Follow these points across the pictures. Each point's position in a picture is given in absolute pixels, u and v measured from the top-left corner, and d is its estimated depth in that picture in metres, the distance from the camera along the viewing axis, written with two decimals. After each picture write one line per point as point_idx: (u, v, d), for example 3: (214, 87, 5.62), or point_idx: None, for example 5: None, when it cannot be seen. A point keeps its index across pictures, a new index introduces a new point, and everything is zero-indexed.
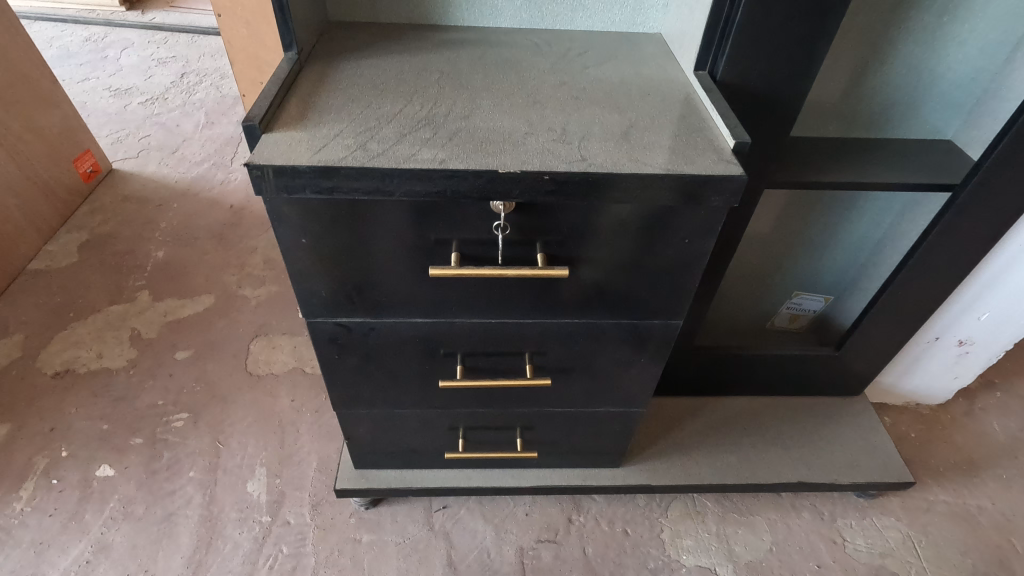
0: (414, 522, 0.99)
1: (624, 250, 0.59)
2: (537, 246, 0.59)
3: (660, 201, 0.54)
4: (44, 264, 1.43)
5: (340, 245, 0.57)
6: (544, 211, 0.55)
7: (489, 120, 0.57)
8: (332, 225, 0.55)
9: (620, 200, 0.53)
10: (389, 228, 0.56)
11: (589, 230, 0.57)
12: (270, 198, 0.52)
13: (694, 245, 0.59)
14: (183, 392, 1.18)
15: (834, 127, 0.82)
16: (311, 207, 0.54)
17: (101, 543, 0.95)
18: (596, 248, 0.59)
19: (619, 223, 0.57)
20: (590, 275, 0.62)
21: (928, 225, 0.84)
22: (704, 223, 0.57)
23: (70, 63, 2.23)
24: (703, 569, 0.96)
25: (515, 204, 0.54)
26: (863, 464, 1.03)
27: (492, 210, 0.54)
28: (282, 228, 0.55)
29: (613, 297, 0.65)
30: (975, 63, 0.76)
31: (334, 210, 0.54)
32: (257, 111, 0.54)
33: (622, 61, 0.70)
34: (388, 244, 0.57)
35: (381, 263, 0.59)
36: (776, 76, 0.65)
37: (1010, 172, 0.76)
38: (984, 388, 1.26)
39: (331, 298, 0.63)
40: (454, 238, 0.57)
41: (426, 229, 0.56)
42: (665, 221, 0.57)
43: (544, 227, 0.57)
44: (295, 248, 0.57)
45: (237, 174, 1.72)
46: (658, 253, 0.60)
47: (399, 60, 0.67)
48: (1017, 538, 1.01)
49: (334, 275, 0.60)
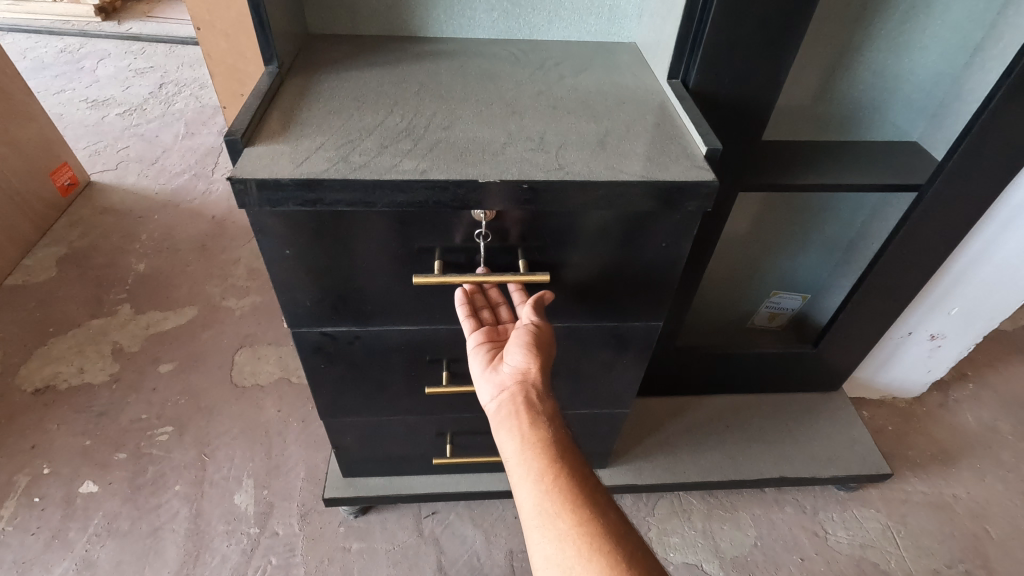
0: (403, 529, 1.00)
1: (604, 255, 0.61)
2: (518, 253, 0.60)
3: (637, 207, 0.56)
4: (21, 279, 1.41)
5: (324, 256, 0.58)
6: (524, 219, 0.56)
7: (468, 131, 0.59)
8: (315, 236, 0.56)
9: (598, 205, 0.55)
10: (372, 238, 0.57)
11: (569, 236, 0.59)
12: (254, 211, 0.53)
13: (670, 248, 0.61)
14: (168, 406, 1.17)
15: (804, 130, 0.85)
16: (294, 219, 0.54)
17: (86, 560, 0.94)
18: (577, 254, 0.60)
19: (598, 229, 0.58)
20: (572, 280, 0.64)
21: (896, 224, 0.87)
22: (681, 226, 0.58)
23: (45, 74, 2.20)
24: (690, 566, 0.98)
25: (496, 212, 0.55)
26: (842, 458, 1.05)
27: (473, 218, 0.55)
28: (266, 240, 0.56)
29: (595, 301, 0.66)
30: (935, 69, 0.79)
31: (318, 221, 0.55)
32: (239, 125, 0.54)
33: (598, 70, 0.72)
34: (371, 253, 0.58)
35: (365, 271, 0.60)
36: (746, 84, 0.68)
37: (972, 171, 0.79)
38: (957, 380, 1.30)
39: (316, 308, 0.64)
40: (437, 246, 0.58)
41: (409, 238, 0.57)
42: (642, 226, 0.58)
43: (525, 233, 0.58)
44: (279, 259, 0.58)
45: (219, 184, 1.71)
46: (637, 256, 0.61)
47: (379, 72, 0.68)
48: (991, 525, 1.05)
49: (319, 285, 0.61)
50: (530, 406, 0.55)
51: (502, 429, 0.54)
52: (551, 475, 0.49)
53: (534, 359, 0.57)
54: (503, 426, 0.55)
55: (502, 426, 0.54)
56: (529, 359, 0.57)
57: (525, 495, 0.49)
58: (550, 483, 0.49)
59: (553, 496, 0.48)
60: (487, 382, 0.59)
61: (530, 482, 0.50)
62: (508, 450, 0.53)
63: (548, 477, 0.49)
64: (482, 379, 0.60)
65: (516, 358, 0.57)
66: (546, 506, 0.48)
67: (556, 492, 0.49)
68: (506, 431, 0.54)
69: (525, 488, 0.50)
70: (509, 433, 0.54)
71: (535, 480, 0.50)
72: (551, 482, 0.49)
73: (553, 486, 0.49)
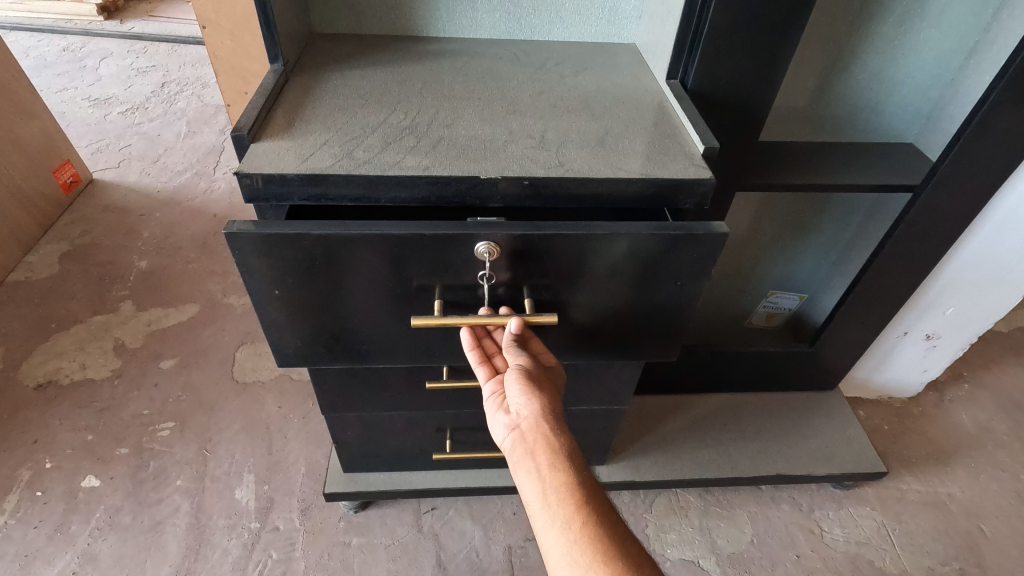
0: (403, 524, 1.01)
1: (615, 296, 0.60)
2: (525, 290, 0.59)
3: (649, 247, 0.55)
4: (23, 275, 1.42)
5: (317, 296, 0.57)
6: (532, 258, 0.55)
7: (470, 129, 0.60)
8: (306, 276, 0.55)
9: (608, 238, 0.53)
10: (365, 275, 0.55)
11: (582, 274, 0.57)
12: (242, 253, 0.52)
13: (686, 288, 0.59)
14: (169, 402, 1.18)
15: (801, 131, 0.86)
16: (285, 259, 0.53)
17: (88, 554, 0.95)
18: (586, 293, 0.59)
19: (612, 270, 0.57)
20: (580, 319, 0.63)
21: (891, 226, 0.88)
22: (696, 268, 0.57)
23: (47, 73, 2.21)
24: (687, 562, 0.99)
25: (501, 248, 0.54)
26: (839, 456, 1.06)
27: (477, 256, 0.54)
28: (253, 281, 0.55)
29: (604, 336, 0.65)
30: (931, 72, 0.80)
31: (309, 261, 0.54)
32: (246, 122, 0.55)
33: (598, 70, 0.73)
34: (365, 291, 0.57)
35: (355, 308, 0.59)
36: (743, 85, 0.69)
37: (968, 173, 0.80)
38: (953, 380, 1.31)
39: (307, 348, 0.63)
40: (437, 284, 0.57)
41: (407, 276, 0.56)
42: (658, 270, 0.57)
43: (531, 273, 0.57)
44: (267, 299, 0.57)
45: (221, 182, 1.72)
46: (652, 295, 0.60)
47: (382, 71, 0.69)
48: (985, 524, 1.06)
49: (313, 326, 0.61)
50: (545, 441, 0.53)
51: (519, 470, 0.52)
52: (579, 522, 0.47)
53: (536, 396, 0.56)
54: (520, 465, 0.53)
55: (520, 466, 0.52)
56: (530, 398, 0.56)
57: (553, 545, 0.47)
58: (578, 531, 0.47)
59: (583, 545, 0.46)
60: (499, 422, 0.58)
61: (557, 530, 0.47)
62: (529, 494, 0.51)
63: (577, 524, 0.47)
64: (495, 417, 0.60)
65: (517, 399, 0.56)
66: (575, 556, 0.46)
67: (586, 541, 0.46)
68: (523, 471, 0.52)
69: (552, 536, 0.47)
70: (528, 475, 0.51)
71: (562, 527, 0.47)
72: (579, 529, 0.47)
73: (582, 533, 0.47)
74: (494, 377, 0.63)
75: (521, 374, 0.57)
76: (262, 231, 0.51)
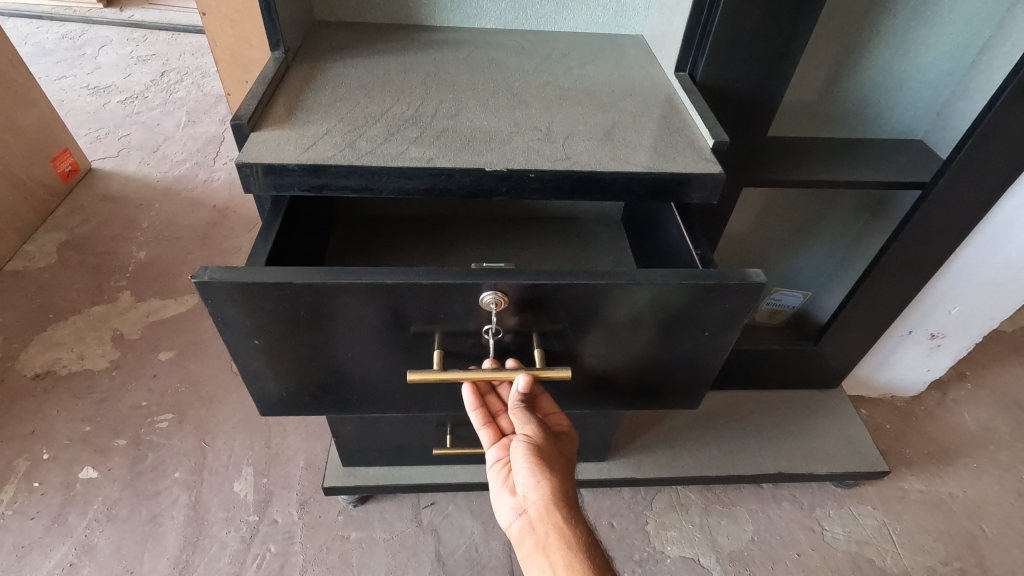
0: (402, 519, 1.00)
1: (635, 346, 0.58)
2: (534, 338, 0.57)
3: (676, 297, 0.53)
4: (21, 264, 1.40)
5: (301, 346, 0.55)
6: (542, 306, 0.53)
7: (475, 119, 0.59)
8: (289, 325, 0.53)
9: (630, 288, 0.52)
10: (354, 323, 0.54)
11: (598, 318, 0.55)
12: (217, 302, 0.50)
13: (715, 338, 0.58)
14: (168, 393, 1.17)
15: (808, 125, 0.85)
16: (264, 306, 0.51)
17: (85, 546, 0.95)
18: (598, 342, 0.58)
19: (632, 320, 0.55)
20: (593, 367, 0.61)
21: (896, 230, 0.87)
22: (727, 318, 0.56)
23: (45, 61, 2.19)
24: (687, 559, 0.98)
25: (506, 297, 0.52)
26: (841, 455, 1.06)
27: (482, 304, 0.52)
28: (229, 332, 0.53)
29: (620, 382, 0.64)
30: (943, 67, 0.79)
31: (293, 313, 0.52)
32: (246, 109, 0.54)
33: (605, 62, 0.72)
34: (354, 338, 0.55)
35: (344, 355, 0.57)
36: (752, 79, 0.67)
37: (978, 172, 0.78)
38: (956, 380, 1.30)
39: (292, 397, 0.62)
40: (437, 330, 0.55)
41: (405, 323, 0.54)
42: (682, 319, 0.56)
43: (542, 316, 0.54)
44: (246, 349, 0.55)
45: (220, 172, 1.71)
46: (677, 345, 0.59)
47: (385, 60, 0.68)
48: (986, 524, 1.05)
49: (298, 376, 0.59)
50: (558, 535, 0.52)
51: (532, 564, 0.52)
52: None
53: (546, 477, 0.54)
54: (533, 559, 0.52)
55: (533, 563, 0.52)
56: (539, 482, 0.54)
57: None
58: None
59: None
60: (505, 502, 0.57)
61: None
62: None
63: None
64: (503, 496, 0.58)
65: (526, 481, 0.55)
66: None
67: None
68: (537, 567, 0.52)
69: None
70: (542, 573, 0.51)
71: None
72: None
73: None
74: (498, 441, 0.63)
75: (529, 453, 0.55)
76: (236, 278, 0.49)
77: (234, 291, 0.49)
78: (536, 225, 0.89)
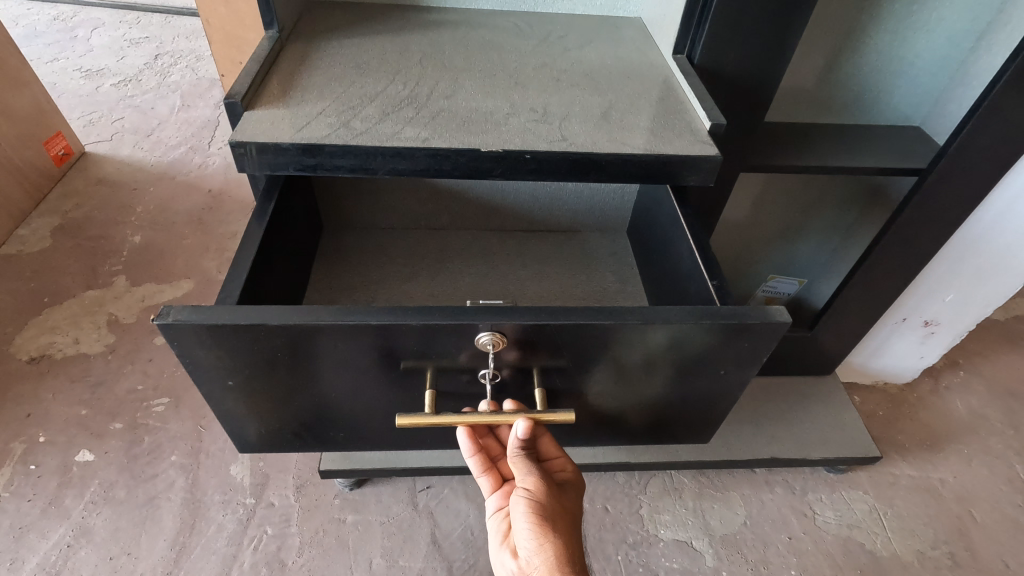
0: (399, 502, 1.01)
1: (645, 386, 0.59)
2: (535, 372, 0.57)
3: (688, 339, 0.53)
4: (15, 248, 1.40)
5: (277, 386, 0.55)
6: (545, 346, 0.53)
7: (472, 101, 0.58)
8: (266, 367, 0.53)
9: (643, 327, 0.51)
10: (337, 365, 0.53)
11: (607, 355, 0.54)
12: (183, 343, 0.49)
13: (729, 375, 0.58)
14: (163, 377, 1.17)
15: (806, 111, 0.85)
16: (240, 345, 0.50)
17: (83, 527, 0.95)
18: (603, 379, 0.57)
19: (644, 361, 0.55)
20: (601, 403, 0.61)
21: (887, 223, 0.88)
22: (745, 356, 0.56)
23: (37, 42, 2.16)
24: (680, 542, 1.00)
25: (505, 338, 0.52)
26: (833, 440, 1.07)
27: (481, 345, 0.52)
28: (202, 374, 0.53)
29: (627, 413, 0.63)
30: (941, 53, 0.78)
31: (267, 356, 0.51)
32: (239, 89, 0.54)
33: (602, 44, 0.71)
34: (335, 377, 0.55)
35: (327, 391, 0.57)
36: (749, 63, 0.67)
37: (974, 161, 0.78)
38: (949, 367, 1.31)
39: (272, 434, 0.62)
40: (428, 364, 0.55)
41: (395, 360, 0.53)
42: (696, 363, 0.56)
43: (546, 355, 0.54)
44: (220, 389, 0.55)
45: (215, 157, 1.69)
46: (690, 385, 0.59)
47: (380, 40, 0.67)
48: (976, 509, 1.07)
49: (276, 415, 0.59)
50: None
51: None
52: None
53: (549, 539, 0.53)
54: None
55: None
56: (542, 545, 0.52)
57: None
58: None
59: None
60: (507, 564, 0.57)
61: None
62: None
63: None
64: (504, 556, 0.58)
65: (528, 544, 0.53)
66: None
67: None
68: None
69: None
70: None
71: None
72: None
73: None
74: (498, 488, 0.66)
75: (532, 514, 0.54)
76: (204, 319, 0.48)
77: (206, 333, 0.49)
78: (536, 238, 0.91)
